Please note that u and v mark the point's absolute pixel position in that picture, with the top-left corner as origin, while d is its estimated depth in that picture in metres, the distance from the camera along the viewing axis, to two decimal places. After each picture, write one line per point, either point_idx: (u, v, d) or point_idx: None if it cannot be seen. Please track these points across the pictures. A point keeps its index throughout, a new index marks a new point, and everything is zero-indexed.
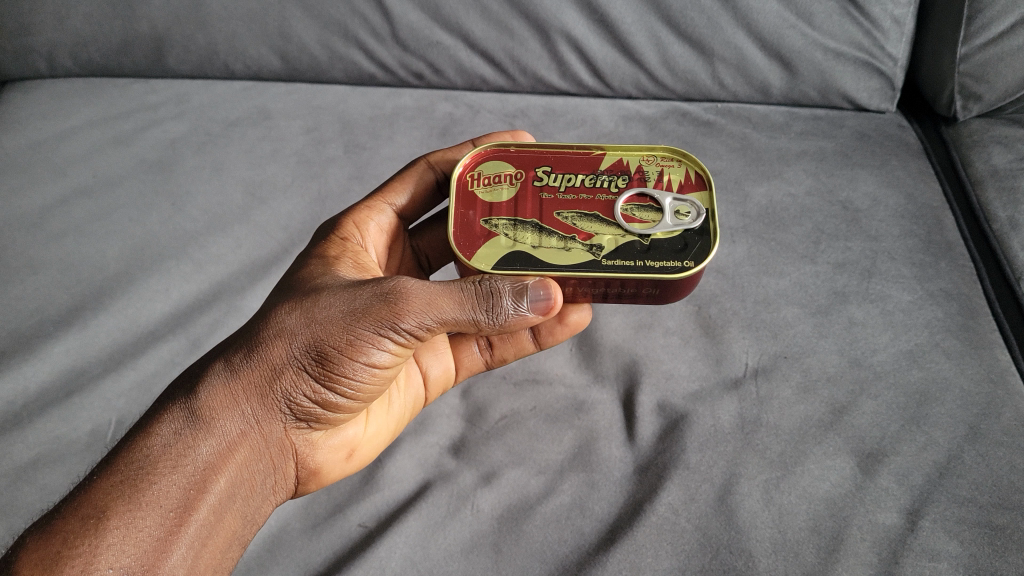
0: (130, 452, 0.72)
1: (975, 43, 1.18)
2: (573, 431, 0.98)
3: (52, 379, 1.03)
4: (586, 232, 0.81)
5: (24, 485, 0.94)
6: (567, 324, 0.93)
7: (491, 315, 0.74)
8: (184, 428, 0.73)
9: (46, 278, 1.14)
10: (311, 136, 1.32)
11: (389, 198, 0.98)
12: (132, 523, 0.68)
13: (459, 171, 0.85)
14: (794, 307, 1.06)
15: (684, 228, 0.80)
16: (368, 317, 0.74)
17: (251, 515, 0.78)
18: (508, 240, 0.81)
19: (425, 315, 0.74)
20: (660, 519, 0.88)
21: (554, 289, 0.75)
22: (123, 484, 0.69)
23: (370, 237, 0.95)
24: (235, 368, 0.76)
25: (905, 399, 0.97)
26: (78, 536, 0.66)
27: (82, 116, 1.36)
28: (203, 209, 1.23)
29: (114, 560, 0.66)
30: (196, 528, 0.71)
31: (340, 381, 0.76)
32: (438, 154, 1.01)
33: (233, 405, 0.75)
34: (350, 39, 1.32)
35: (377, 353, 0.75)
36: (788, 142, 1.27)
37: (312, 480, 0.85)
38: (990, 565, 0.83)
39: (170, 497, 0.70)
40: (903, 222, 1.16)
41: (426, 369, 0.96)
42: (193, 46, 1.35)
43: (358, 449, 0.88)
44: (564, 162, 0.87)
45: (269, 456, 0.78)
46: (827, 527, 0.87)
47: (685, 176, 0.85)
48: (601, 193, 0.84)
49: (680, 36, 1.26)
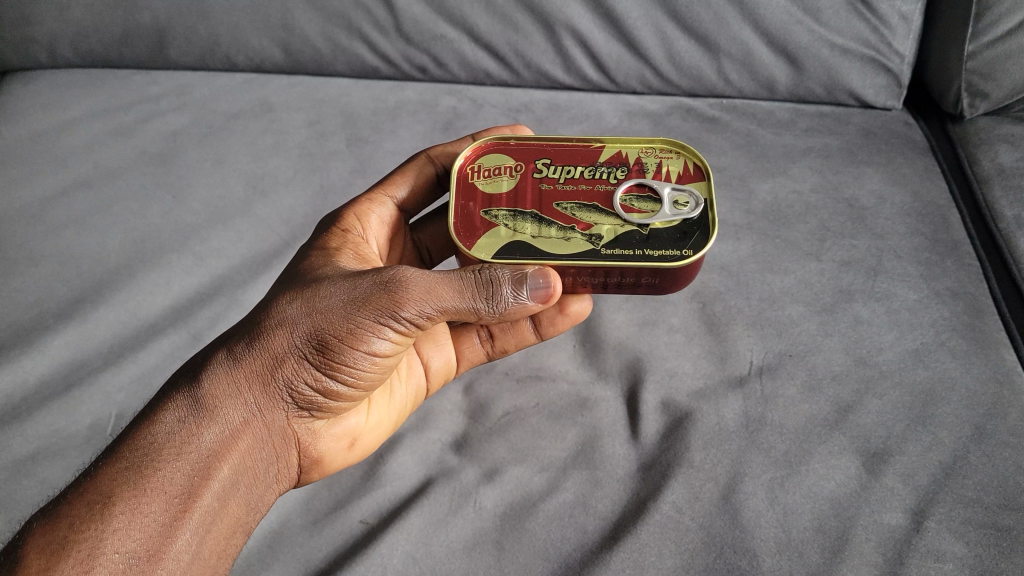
0: (134, 440, 0.71)
1: (983, 41, 1.17)
2: (576, 428, 0.97)
3: (53, 372, 1.02)
4: (585, 222, 0.80)
5: (23, 479, 0.93)
6: (568, 314, 0.92)
7: (491, 303, 0.73)
8: (188, 415, 0.73)
9: (46, 270, 1.13)
10: (313, 129, 1.31)
11: (390, 190, 0.97)
12: (137, 509, 0.67)
13: (459, 163, 0.85)
14: (799, 305, 1.06)
15: (683, 217, 0.79)
16: (369, 305, 0.73)
17: (255, 503, 0.77)
18: (508, 230, 0.80)
19: (426, 303, 0.73)
20: (664, 517, 0.88)
21: (554, 278, 0.74)
22: (128, 470, 0.69)
23: (372, 229, 0.94)
24: (237, 356, 0.75)
25: (911, 399, 0.96)
26: (84, 521, 0.66)
27: (83, 107, 1.35)
28: (205, 203, 1.22)
29: (120, 545, 0.65)
30: (200, 515, 0.70)
31: (341, 369, 0.75)
32: (438, 147, 0.99)
33: (236, 393, 0.75)
34: (353, 32, 1.31)
35: (378, 342, 0.74)
36: (794, 138, 1.26)
37: (315, 469, 0.84)
38: (996, 566, 0.83)
39: (174, 484, 0.69)
40: (909, 220, 1.15)
41: (427, 361, 0.95)
42: (195, 38, 1.34)
43: (361, 438, 0.87)
44: (564, 154, 0.86)
45: (271, 444, 0.78)
46: (832, 526, 0.87)
47: (684, 167, 0.84)
48: (601, 184, 0.83)
49: (685, 31, 1.25)
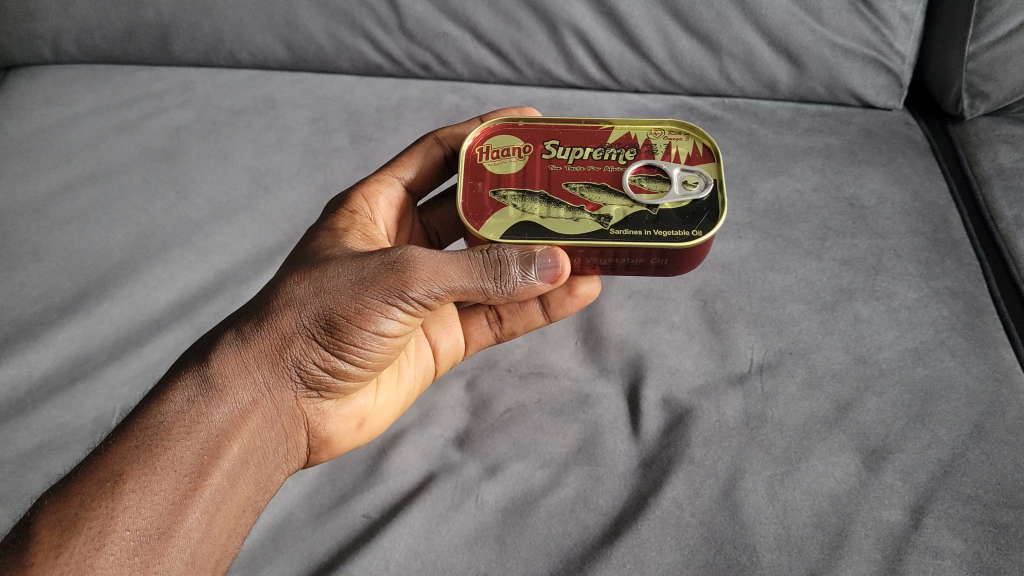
0: (144, 419, 0.72)
1: (983, 42, 1.17)
2: (578, 424, 0.98)
3: (57, 367, 1.03)
4: (594, 202, 0.80)
5: (28, 471, 0.93)
6: (577, 296, 0.92)
7: (500, 283, 0.74)
8: (197, 395, 0.73)
9: (50, 265, 1.13)
10: (317, 125, 1.32)
11: (397, 172, 0.98)
12: (148, 487, 0.68)
13: (467, 144, 0.85)
14: (800, 304, 1.06)
15: (692, 198, 0.79)
16: (377, 285, 0.73)
17: (264, 483, 0.78)
18: (516, 211, 0.80)
19: (433, 283, 0.73)
20: (664, 513, 0.88)
21: (561, 258, 0.75)
22: (138, 448, 0.69)
23: (379, 211, 0.95)
24: (245, 337, 0.76)
25: (911, 397, 0.97)
26: (95, 499, 0.67)
27: (88, 102, 1.36)
28: (209, 198, 1.22)
29: (131, 523, 0.66)
30: (211, 493, 0.71)
31: (350, 349, 0.76)
32: (446, 130, 0.99)
33: (245, 373, 0.75)
34: (357, 29, 1.32)
35: (386, 321, 0.75)
36: (795, 138, 1.26)
37: (324, 449, 0.85)
38: (994, 563, 0.83)
39: (184, 462, 0.70)
40: (909, 219, 1.15)
41: (435, 343, 0.95)
42: (199, 34, 1.35)
43: (369, 419, 0.88)
44: (572, 135, 0.87)
45: (280, 424, 0.78)
46: (831, 523, 0.87)
47: (693, 148, 0.85)
48: (609, 165, 0.84)
49: (688, 30, 1.26)
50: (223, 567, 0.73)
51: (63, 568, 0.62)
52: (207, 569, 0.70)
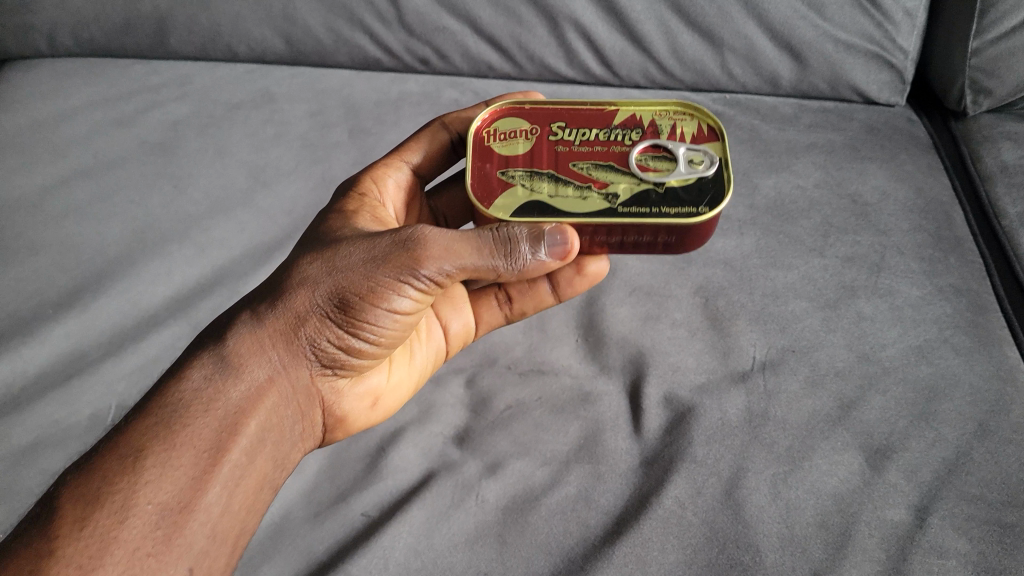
0: (163, 396, 0.71)
1: (987, 37, 1.16)
2: (578, 422, 0.97)
3: (52, 362, 1.01)
4: (602, 181, 0.79)
5: (22, 469, 0.92)
6: (586, 275, 0.91)
7: (510, 261, 0.73)
8: (215, 372, 0.72)
9: (45, 260, 1.12)
10: (316, 119, 1.31)
11: (405, 156, 0.96)
12: (168, 462, 0.66)
13: (475, 126, 0.84)
14: (803, 301, 1.05)
15: (698, 175, 0.78)
16: (390, 263, 0.72)
17: (281, 460, 0.77)
18: (525, 190, 0.79)
19: (445, 261, 0.72)
20: (666, 512, 0.88)
21: (571, 235, 0.74)
22: (158, 424, 0.68)
23: (388, 194, 0.93)
24: (260, 316, 0.75)
25: (915, 394, 0.96)
26: (116, 473, 0.65)
27: (84, 96, 1.34)
28: (206, 193, 1.21)
29: (153, 496, 0.65)
30: (230, 469, 0.70)
31: (364, 327, 0.75)
32: (452, 114, 0.98)
33: (261, 351, 0.74)
34: (356, 23, 1.30)
35: (400, 299, 0.74)
36: (797, 133, 1.25)
37: (339, 428, 0.85)
38: (1000, 564, 0.83)
39: (203, 438, 0.69)
40: (912, 216, 1.14)
41: (446, 325, 0.95)
42: (196, 27, 1.33)
43: (382, 398, 0.87)
44: (579, 117, 0.85)
45: (296, 403, 0.77)
46: (835, 522, 0.86)
47: (698, 128, 0.84)
48: (616, 146, 0.83)
49: (690, 25, 1.24)
50: (243, 542, 0.72)
51: (87, 541, 0.62)
52: (227, 543, 0.69)
